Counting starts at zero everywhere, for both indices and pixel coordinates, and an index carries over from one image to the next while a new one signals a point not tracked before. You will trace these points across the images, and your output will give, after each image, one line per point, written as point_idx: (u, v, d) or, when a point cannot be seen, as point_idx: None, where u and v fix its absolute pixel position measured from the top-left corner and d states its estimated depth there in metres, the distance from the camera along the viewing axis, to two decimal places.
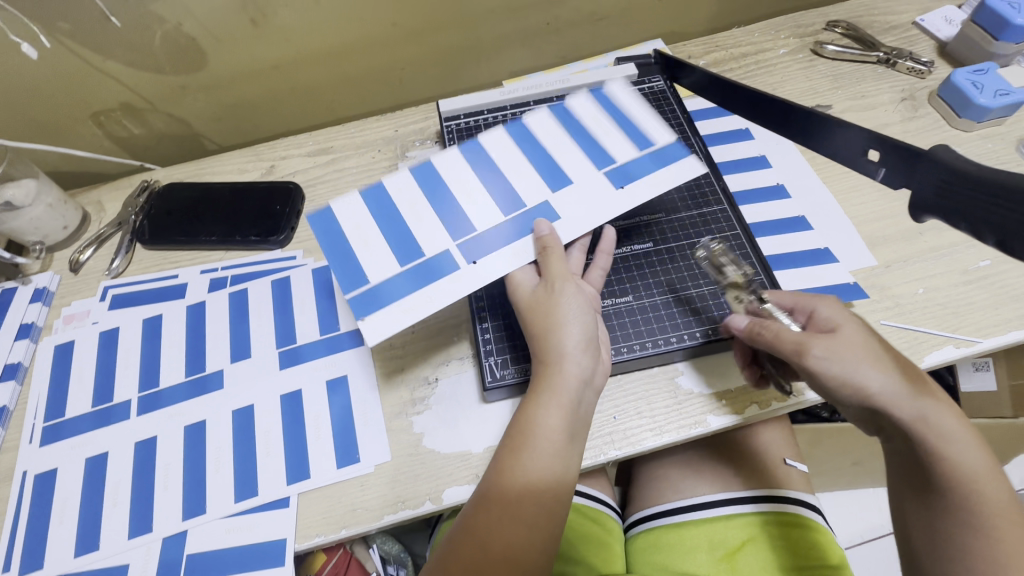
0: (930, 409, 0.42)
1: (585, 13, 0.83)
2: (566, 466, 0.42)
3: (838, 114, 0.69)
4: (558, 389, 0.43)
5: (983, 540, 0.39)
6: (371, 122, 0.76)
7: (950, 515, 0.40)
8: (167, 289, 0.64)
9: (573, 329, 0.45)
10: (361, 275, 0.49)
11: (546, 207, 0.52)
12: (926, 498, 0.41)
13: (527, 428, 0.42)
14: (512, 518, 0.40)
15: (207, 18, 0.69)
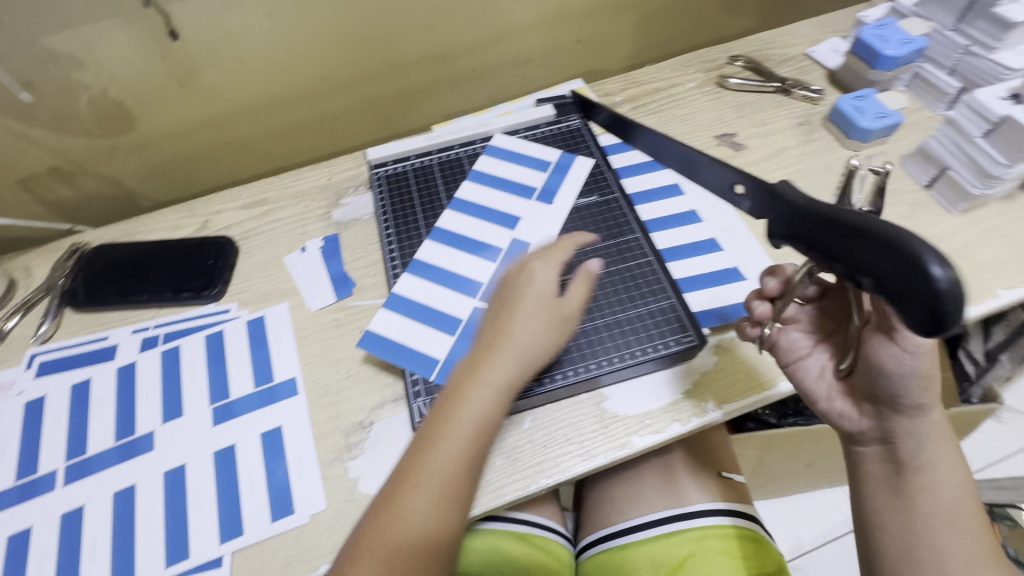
0: (928, 424, 0.45)
1: (508, 58, 0.88)
2: (450, 485, 0.45)
3: (742, 141, 0.74)
4: (474, 390, 0.48)
5: (954, 546, 0.43)
6: (305, 172, 0.77)
7: (926, 523, 0.44)
8: (96, 352, 0.63)
9: (514, 346, 0.49)
10: (429, 360, 0.55)
11: (517, 244, 0.62)
12: (908, 504, 0.45)
13: (444, 428, 0.46)
14: (415, 515, 0.44)
15: (132, 83, 0.70)
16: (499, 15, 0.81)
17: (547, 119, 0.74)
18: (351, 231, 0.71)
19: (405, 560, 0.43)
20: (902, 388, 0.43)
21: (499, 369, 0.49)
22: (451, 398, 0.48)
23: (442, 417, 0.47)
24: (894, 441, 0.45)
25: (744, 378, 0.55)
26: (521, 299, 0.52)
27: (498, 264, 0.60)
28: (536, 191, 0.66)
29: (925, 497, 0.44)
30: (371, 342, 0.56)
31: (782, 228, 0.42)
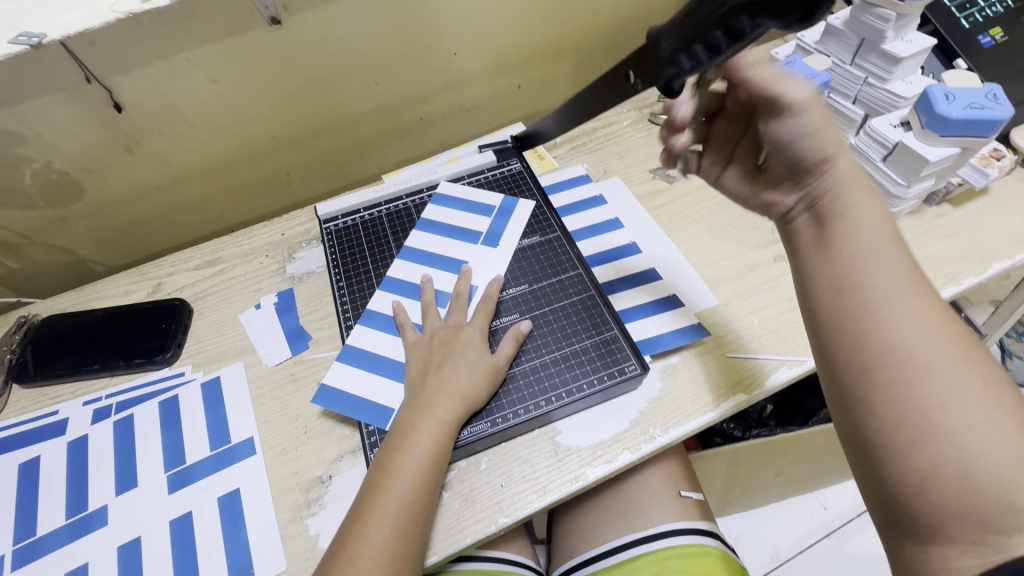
0: (846, 200, 0.46)
1: (454, 106, 0.93)
2: (404, 522, 0.48)
3: (675, 174, 0.79)
4: (419, 421, 0.52)
5: (898, 311, 0.40)
6: (258, 228, 0.78)
7: (868, 285, 0.42)
8: (46, 427, 0.62)
9: (457, 385, 0.54)
10: (386, 407, 0.57)
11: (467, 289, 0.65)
12: (847, 271, 0.43)
13: (396, 459, 0.50)
14: (377, 542, 0.47)
15: (78, 154, 0.71)
16: (441, 68, 0.86)
17: (490, 165, 0.78)
18: (305, 285, 0.72)
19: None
20: (802, 148, 0.48)
21: (439, 399, 0.53)
22: (401, 430, 0.52)
23: (394, 449, 0.51)
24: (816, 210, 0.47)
25: (687, 401, 0.58)
26: (452, 342, 0.58)
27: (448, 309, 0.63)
28: (482, 235, 0.70)
29: (867, 263, 0.43)
30: (326, 397, 0.58)
31: (666, 48, 0.47)
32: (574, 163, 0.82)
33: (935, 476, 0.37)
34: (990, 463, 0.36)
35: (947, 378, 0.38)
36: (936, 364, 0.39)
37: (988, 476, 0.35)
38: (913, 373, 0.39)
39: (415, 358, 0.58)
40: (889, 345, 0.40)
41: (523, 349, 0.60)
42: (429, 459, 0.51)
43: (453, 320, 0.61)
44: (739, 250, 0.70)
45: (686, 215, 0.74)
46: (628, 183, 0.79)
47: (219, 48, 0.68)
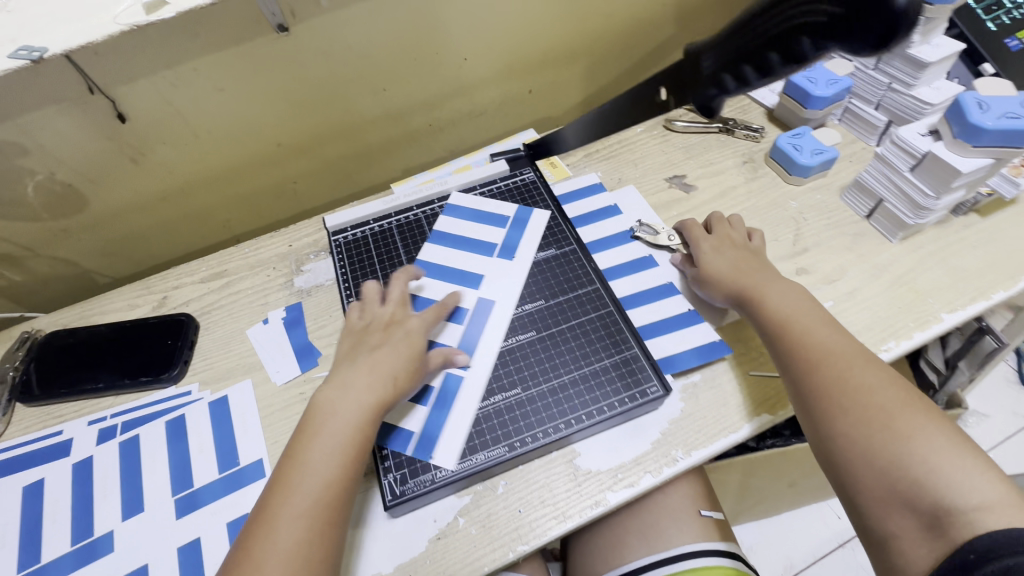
0: (770, 284, 0.58)
1: (463, 112, 0.91)
2: (321, 519, 0.45)
3: (692, 182, 0.77)
4: (337, 406, 0.51)
5: (833, 357, 0.51)
6: (264, 240, 0.77)
7: (802, 344, 0.53)
8: (51, 448, 0.60)
9: (382, 364, 0.54)
10: (405, 430, 0.55)
11: (483, 302, 0.63)
12: (781, 334, 0.54)
13: (310, 454, 0.48)
14: (286, 541, 0.43)
15: (81, 165, 0.70)
16: (451, 74, 0.84)
17: (504, 174, 0.76)
18: (314, 299, 0.70)
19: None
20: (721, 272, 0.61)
21: (365, 384, 0.52)
22: (318, 416, 0.51)
23: (307, 438, 0.49)
24: (743, 299, 0.59)
25: (713, 423, 0.56)
26: (388, 330, 0.58)
27: (465, 325, 0.61)
28: (498, 248, 0.68)
29: (796, 328, 0.54)
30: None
31: (709, 67, 0.70)
32: (588, 171, 0.80)
33: (880, 474, 0.44)
34: (921, 456, 0.43)
35: (875, 401, 0.47)
36: (866, 387, 0.48)
37: (922, 465, 0.43)
38: (842, 400, 0.48)
39: (347, 345, 0.58)
40: (824, 382, 0.50)
41: (520, 362, 0.59)
42: (349, 448, 0.49)
43: (393, 310, 0.60)
44: None
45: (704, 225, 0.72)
46: (643, 192, 0.77)
47: (224, 56, 0.66)
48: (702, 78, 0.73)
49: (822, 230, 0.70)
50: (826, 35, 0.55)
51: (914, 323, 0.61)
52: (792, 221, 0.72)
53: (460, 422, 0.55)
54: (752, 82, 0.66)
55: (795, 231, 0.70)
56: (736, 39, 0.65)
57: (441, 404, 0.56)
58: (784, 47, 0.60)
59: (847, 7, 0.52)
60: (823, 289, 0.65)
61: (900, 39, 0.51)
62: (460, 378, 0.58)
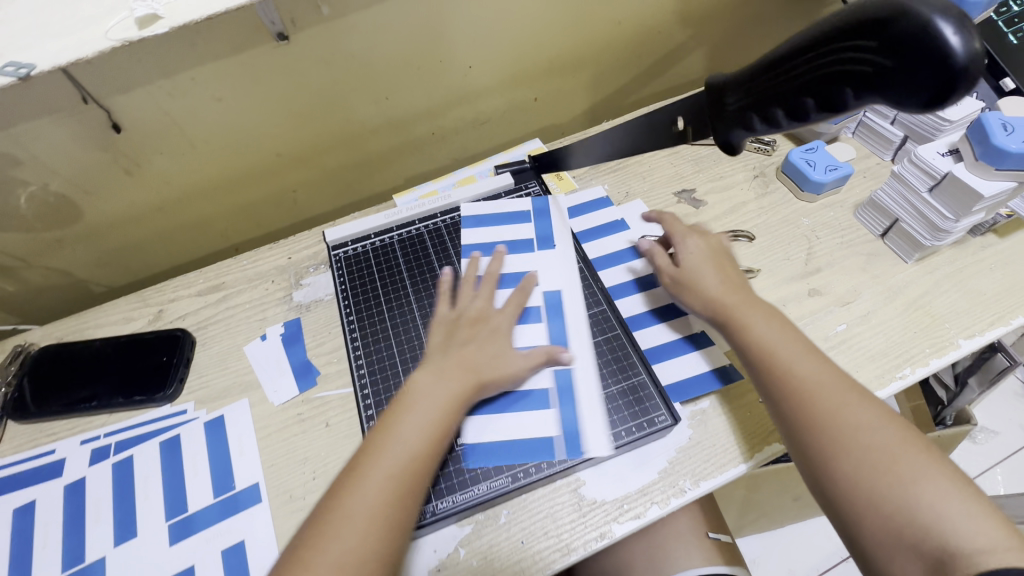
0: (750, 309, 0.56)
1: (467, 120, 0.89)
2: (405, 490, 0.47)
3: (701, 197, 0.75)
4: (430, 390, 0.52)
5: (823, 396, 0.48)
6: (263, 251, 0.75)
7: (790, 381, 0.50)
8: (43, 468, 0.59)
9: (472, 352, 0.56)
10: (546, 439, 0.54)
11: (557, 295, 0.64)
12: (769, 368, 0.52)
13: (397, 430, 0.50)
14: (369, 509, 0.45)
15: (75, 175, 0.68)
16: (454, 82, 0.82)
17: (508, 187, 0.75)
18: (313, 314, 0.69)
19: (365, 548, 0.44)
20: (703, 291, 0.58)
21: (454, 375, 0.53)
22: (408, 397, 0.52)
23: (399, 414, 0.51)
24: (725, 324, 0.56)
25: (720, 451, 0.55)
26: (479, 324, 0.59)
27: (546, 322, 0.61)
28: (535, 241, 0.69)
29: (783, 362, 0.51)
30: (479, 457, 0.53)
31: (732, 106, 0.56)
32: (594, 183, 0.77)
33: (883, 518, 0.42)
34: (925, 500, 0.41)
35: (871, 441, 0.45)
36: (860, 428, 0.46)
37: (928, 510, 0.41)
38: (839, 441, 0.46)
39: (437, 335, 0.58)
40: (818, 419, 0.47)
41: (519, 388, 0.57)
42: (433, 429, 0.50)
43: (480, 304, 0.61)
44: (772, 281, 0.66)
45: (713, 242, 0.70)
46: (651, 207, 0.75)
47: (222, 65, 0.64)
48: (724, 114, 0.58)
49: (835, 249, 0.68)
50: (866, 87, 0.43)
51: (930, 348, 0.59)
52: (804, 238, 0.70)
53: (592, 414, 0.55)
54: (784, 121, 0.52)
55: (808, 249, 0.69)
56: (767, 78, 0.51)
57: (565, 400, 0.56)
58: (823, 87, 0.47)
59: (897, 60, 0.40)
60: (836, 312, 0.63)
61: (953, 100, 0.40)
62: (571, 373, 0.58)
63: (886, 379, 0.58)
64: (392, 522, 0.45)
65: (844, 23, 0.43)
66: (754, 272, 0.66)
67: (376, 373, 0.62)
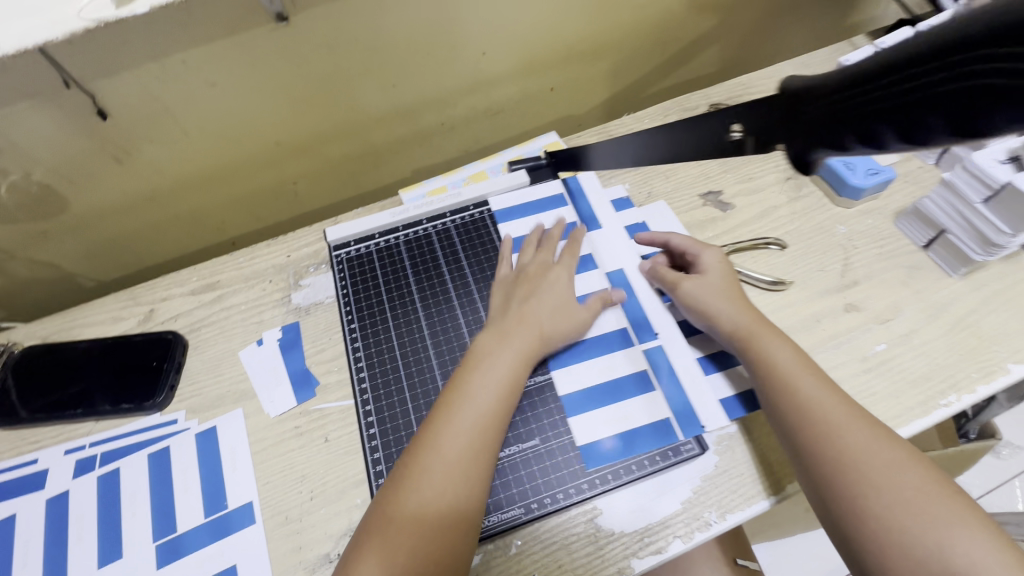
0: (769, 337, 0.51)
1: (479, 110, 0.83)
2: (484, 440, 0.48)
3: (728, 200, 0.70)
4: (496, 348, 0.54)
5: (841, 433, 0.45)
6: (260, 249, 0.71)
7: (808, 416, 0.47)
8: (24, 479, 0.55)
9: (534, 303, 0.57)
10: (661, 424, 0.52)
11: (621, 274, 0.62)
12: (788, 400, 0.48)
13: (470, 384, 0.51)
14: (450, 457, 0.47)
15: (60, 164, 0.63)
16: (466, 70, 0.76)
17: (524, 186, 0.70)
18: (313, 318, 0.64)
19: (446, 495, 0.45)
20: (719, 311, 0.54)
21: (517, 332, 0.55)
22: (475, 356, 0.54)
23: (468, 372, 0.52)
24: (744, 349, 0.52)
25: (749, 482, 0.50)
26: (538, 279, 0.60)
27: (620, 303, 0.60)
28: (580, 224, 0.67)
29: (801, 395, 0.48)
30: (597, 455, 0.51)
31: (810, 112, 0.38)
32: (614, 182, 0.71)
33: (914, 565, 0.39)
34: (958, 546, 0.39)
35: (899, 482, 0.42)
36: (891, 463, 0.43)
37: (962, 558, 0.39)
38: (866, 480, 0.43)
39: (497, 294, 0.60)
40: (843, 452, 0.44)
41: (527, 415, 0.53)
42: (505, 385, 0.51)
43: (540, 260, 0.62)
44: (805, 294, 0.61)
45: (742, 249, 0.65)
46: (674, 209, 0.70)
47: (216, 47, 0.59)
48: (801, 124, 0.39)
49: (873, 261, 0.63)
50: None
51: (976, 373, 0.55)
52: (840, 248, 0.65)
53: (704, 393, 0.53)
54: (892, 147, 0.32)
55: (844, 260, 0.64)
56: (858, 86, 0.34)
57: (665, 378, 0.54)
58: (961, 111, 0.27)
59: None
60: (875, 330, 0.58)
61: None
62: (664, 351, 0.56)
63: (929, 406, 0.53)
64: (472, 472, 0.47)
65: (986, 28, 0.25)
66: (786, 284, 0.62)
67: (378, 387, 0.58)
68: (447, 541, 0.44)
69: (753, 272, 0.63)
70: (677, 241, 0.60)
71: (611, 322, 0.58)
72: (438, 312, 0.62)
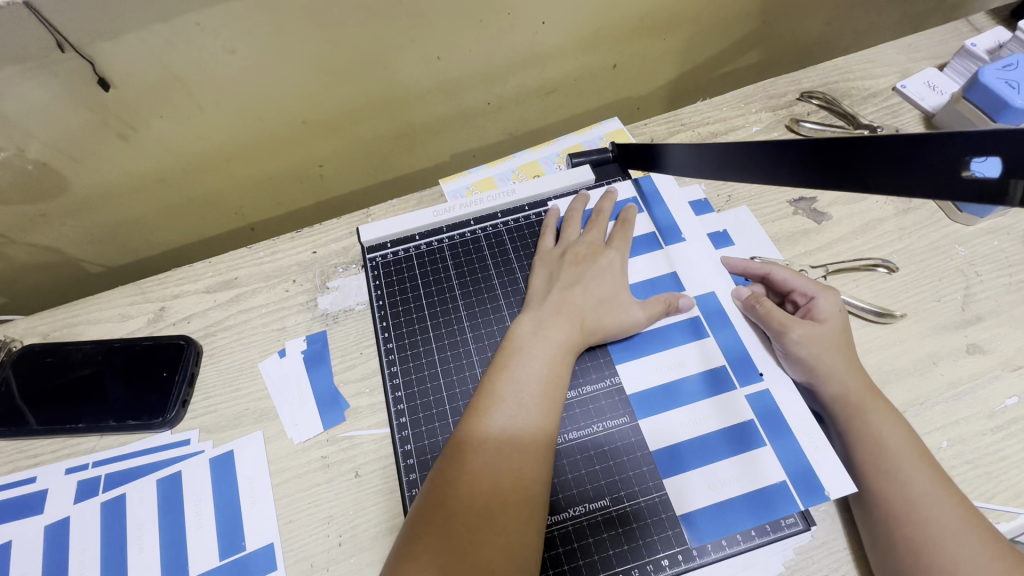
0: (884, 411, 0.43)
1: (531, 88, 0.73)
2: (521, 447, 0.41)
3: (824, 209, 0.60)
4: (534, 340, 0.47)
5: (950, 544, 0.37)
6: (282, 242, 0.63)
7: (914, 515, 0.38)
8: (20, 500, 0.50)
9: (581, 289, 0.51)
10: (766, 487, 0.44)
11: (711, 297, 0.53)
12: (892, 491, 0.40)
13: (505, 382, 0.44)
14: (481, 467, 0.40)
15: (56, 139, 0.55)
16: (521, 42, 0.66)
17: (587, 184, 0.62)
18: (342, 328, 0.57)
19: (478, 509, 0.38)
20: (831, 371, 0.45)
21: (557, 322, 0.48)
22: (510, 350, 0.47)
23: (502, 370, 0.46)
24: (846, 420, 0.44)
25: (855, 563, 0.42)
26: (588, 262, 0.53)
27: (715, 335, 0.50)
28: (658, 234, 0.57)
29: (912, 487, 0.39)
30: (699, 526, 0.43)
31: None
32: (690, 181, 0.62)
33: None
34: None
35: None
36: None
37: None
38: None
39: (541, 275, 0.54)
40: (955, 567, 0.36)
41: (597, 470, 0.45)
42: (545, 383, 0.45)
43: (591, 239, 0.55)
44: (918, 329, 0.52)
45: (846, 271, 0.55)
46: (759, 217, 0.60)
47: (236, 5, 0.50)
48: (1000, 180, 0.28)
49: (1000, 293, 0.54)
50: None
51: None
52: (960, 274, 0.55)
53: (821, 447, 0.44)
54: None
55: (964, 290, 0.54)
56: None
57: (777, 433, 0.45)
58: None
59: None
60: (1005, 379, 0.49)
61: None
62: (770, 395, 0.47)
63: None
64: (519, 487, 0.40)
65: None
66: (895, 317, 0.52)
67: (419, 424, 0.50)
68: (495, 552, 0.37)
69: (857, 299, 0.53)
70: (782, 276, 0.51)
71: (698, 359, 0.49)
72: (488, 332, 0.54)
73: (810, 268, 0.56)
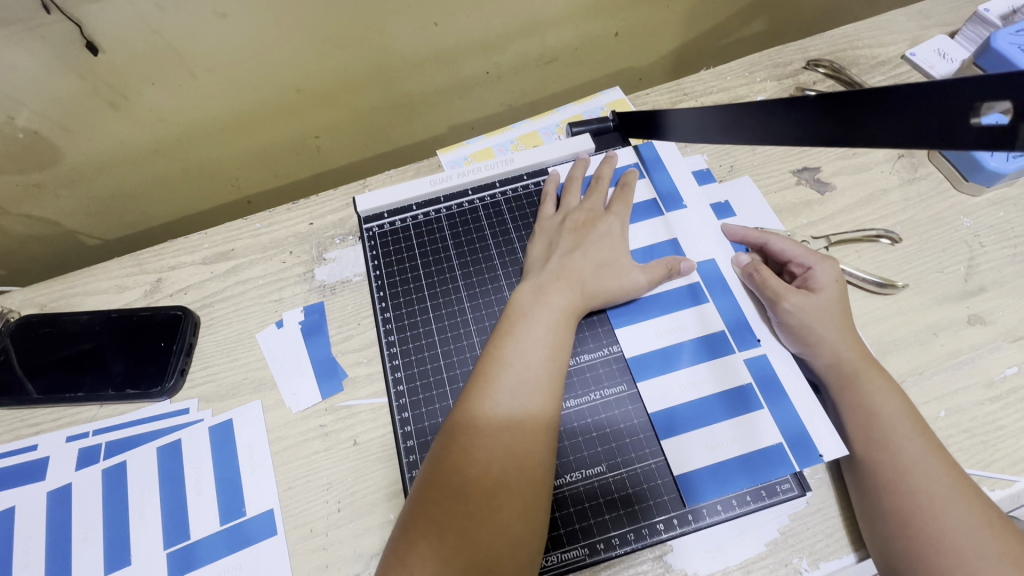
0: (879, 381, 0.43)
1: (530, 57, 0.71)
2: (529, 411, 0.41)
3: (827, 180, 0.59)
4: (535, 306, 0.47)
5: (939, 512, 0.37)
6: (279, 214, 0.62)
7: (903, 484, 0.38)
8: (22, 467, 0.50)
9: (581, 254, 0.50)
10: (764, 452, 0.44)
11: (711, 265, 0.52)
12: (884, 460, 0.40)
13: (508, 349, 0.44)
14: (489, 432, 0.40)
15: (47, 107, 0.54)
16: (521, 8, 0.64)
17: (586, 153, 0.61)
18: (339, 299, 0.56)
19: (488, 473, 0.38)
20: (826, 339, 0.45)
21: (557, 288, 0.48)
22: (512, 317, 0.47)
23: (504, 336, 0.45)
24: (840, 389, 0.43)
25: (848, 528, 0.42)
26: (587, 228, 0.52)
27: (714, 301, 0.50)
28: (659, 201, 0.56)
29: (903, 456, 0.39)
30: (694, 489, 0.43)
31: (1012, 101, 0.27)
32: (692, 151, 0.61)
33: None
34: None
35: None
36: (1001, 558, 0.35)
37: None
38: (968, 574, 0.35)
39: (539, 242, 0.53)
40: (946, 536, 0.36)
41: (593, 435, 0.46)
42: (547, 349, 0.44)
43: (590, 206, 0.54)
44: (919, 301, 0.52)
45: (848, 241, 0.55)
46: (761, 187, 0.59)
47: None
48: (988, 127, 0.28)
49: (1004, 264, 0.53)
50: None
51: None
52: (964, 245, 0.54)
53: (816, 412, 0.44)
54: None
55: (967, 261, 0.53)
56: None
57: (775, 398, 0.46)
58: None
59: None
60: (1006, 349, 0.49)
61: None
62: (768, 362, 0.47)
63: None
64: (528, 452, 0.40)
65: None
66: (897, 287, 0.52)
67: (417, 392, 0.50)
68: (509, 514, 0.38)
69: (859, 270, 0.53)
70: (778, 245, 0.50)
71: (697, 325, 0.49)
72: (487, 302, 0.53)
73: (812, 238, 0.55)
